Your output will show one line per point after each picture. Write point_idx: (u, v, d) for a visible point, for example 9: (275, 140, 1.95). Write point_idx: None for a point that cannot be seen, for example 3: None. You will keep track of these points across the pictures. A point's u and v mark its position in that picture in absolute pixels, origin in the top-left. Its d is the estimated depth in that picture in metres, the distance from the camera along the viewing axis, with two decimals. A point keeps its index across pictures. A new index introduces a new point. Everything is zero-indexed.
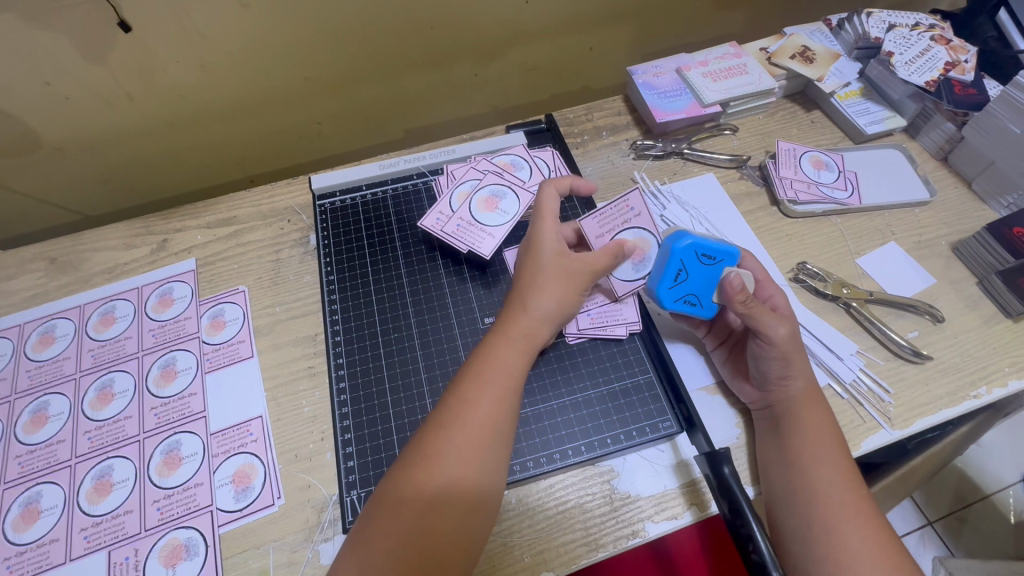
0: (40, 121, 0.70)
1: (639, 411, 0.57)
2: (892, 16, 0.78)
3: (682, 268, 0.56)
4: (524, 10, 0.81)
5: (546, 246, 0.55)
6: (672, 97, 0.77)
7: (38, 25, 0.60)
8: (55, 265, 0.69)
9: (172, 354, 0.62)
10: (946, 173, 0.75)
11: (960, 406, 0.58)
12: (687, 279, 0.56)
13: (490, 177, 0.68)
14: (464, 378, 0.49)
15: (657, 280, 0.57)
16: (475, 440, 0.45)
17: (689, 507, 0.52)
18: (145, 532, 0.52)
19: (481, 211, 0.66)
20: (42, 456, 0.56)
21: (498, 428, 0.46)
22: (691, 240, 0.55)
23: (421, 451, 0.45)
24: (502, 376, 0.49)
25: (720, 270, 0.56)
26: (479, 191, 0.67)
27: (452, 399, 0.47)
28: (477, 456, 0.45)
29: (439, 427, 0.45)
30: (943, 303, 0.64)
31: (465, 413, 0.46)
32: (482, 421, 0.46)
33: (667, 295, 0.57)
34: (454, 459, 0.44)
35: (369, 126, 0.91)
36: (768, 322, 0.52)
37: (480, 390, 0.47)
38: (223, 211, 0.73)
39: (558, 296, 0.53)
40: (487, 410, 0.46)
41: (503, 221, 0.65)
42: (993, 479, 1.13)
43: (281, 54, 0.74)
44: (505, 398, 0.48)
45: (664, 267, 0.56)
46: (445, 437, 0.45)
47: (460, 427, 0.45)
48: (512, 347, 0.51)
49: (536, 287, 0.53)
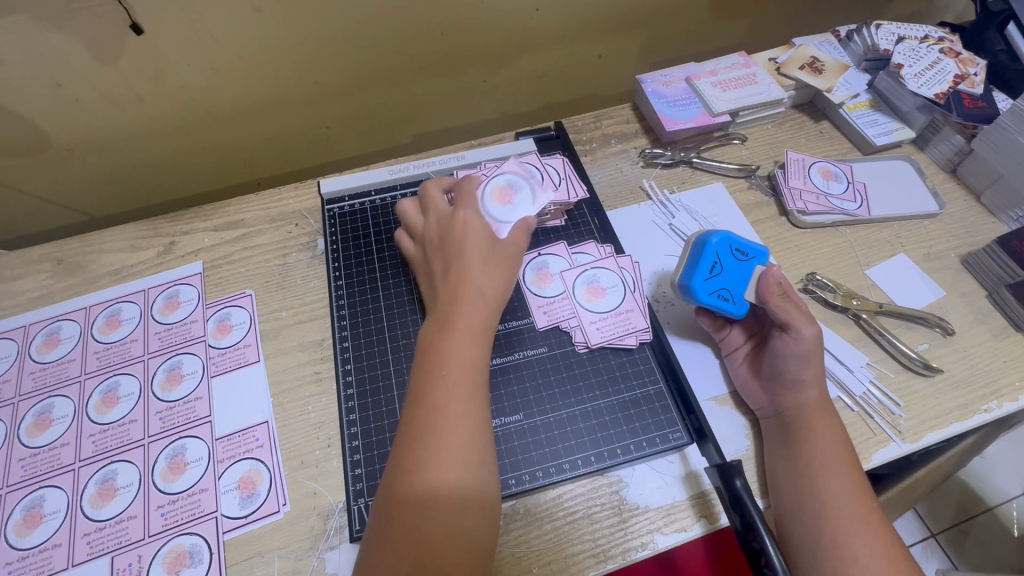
0: (49, 121, 0.70)
1: (648, 421, 0.57)
2: (902, 28, 0.79)
3: (717, 260, 0.57)
4: (535, 17, 0.82)
5: (476, 231, 0.56)
6: (681, 106, 0.77)
7: (51, 27, 0.60)
8: (62, 266, 0.69)
9: (178, 357, 0.61)
10: (954, 186, 0.75)
11: (971, 420, 0.57)
12: (722, 271, 0.57)
13: (505, 171, 0.66)
14: (426, 384, 0.47)
15: (691, 274, 0.57)
16: (455, 443, 0.44)
17: (698, 519, 0.52)
18: (148, 538, 0.51)
19: (495, 201, 0.61)
20: (45, 460, 0.55)
21: (474, 429, 0.46)
22: (723, 234, 0.57)
23: (405, 466, 0.44)
24: (466, 375, 0.48)
25: (752, 267, 0.58)
26: (493, 181, 0.64)
27: (420, 406, 0.46)
28: (461, 461, 0.44)
29: (416, 438, 0.45)
30: (952, 316, 0.64)
31: (440, 421, 0.45)
32: (456, 424, 0.45)
33: (702, 288, 0.57)
34: (438, 468, 0.43)
35: (378, 130, 0.92)
36: (798, 317, 0.53)
37: (448, 393, 0.46)
38: (231, 214, 0.73)
39: (499, 278, 0.54)
40: (460, 412, 0.46)
41: (515, 214, 0.61)
42: (997, 492, 1.12)
43: (291, 58, 0.74)
44: (472, 392, 0.47)
45: (701, 258, 0.57)
46: (426, 447, 0.44)
47: (439, 435, 0.44)
48: (467, 339, 0.50)
49: (479, 272, 0.54)
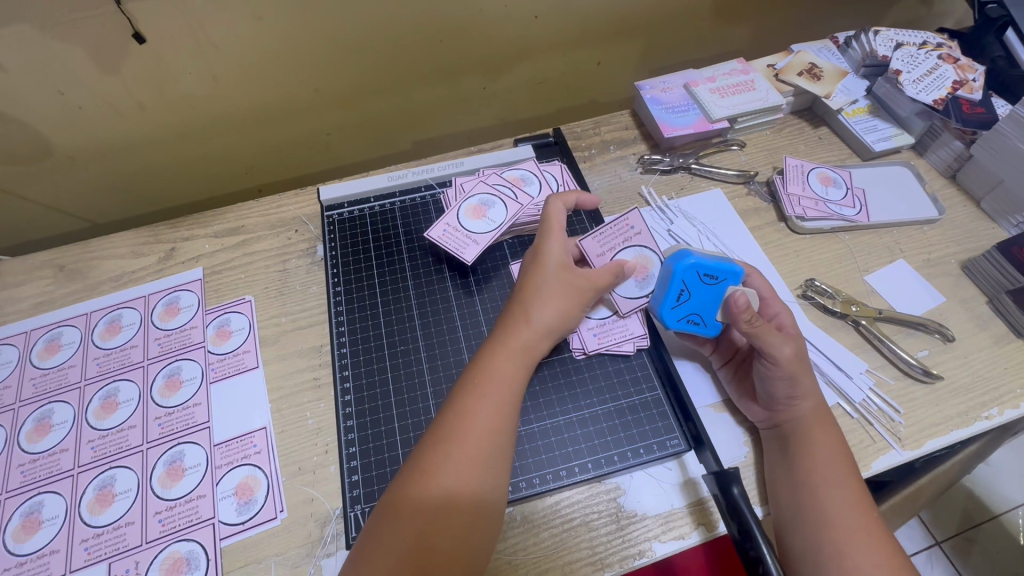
0: (52, 129, 0.71)
1: (647, 428, 0.57)
2: (900, 34, 0.78)
3: (684, 287, 0.56)
4: (533, 24, 0.82)
5: (552, 259, 0.55)
6: (679, 112, 0.78)
7: (54, 36, 0.61)
8: (63, 272, 0.69)
9: (177, 363, 0.62)
10: (954, 192, 0.74)
11: (972, 428, 0.57)
12: (690, 298, 0.56)
13: (480, 185, 0.69)
14: (461, 392, 0.48)
15: (660, 300, 0.58)
16: (476, 453, 0.45)
17: (696, 527, 0.51)
18: (146, 544, 0.51)
19: (468, 219, 0.66)
20: (44, 465, 0.56)
21: (497, 444, 0.46)
22: (693, 260, 0.55)
23: (419, 468, 0.44)
24: (502, 390, 0.48)
25: (723, 289, 0.56)
26: (468, 200, 0.67)
27: (449, 412, 0.47)
28: (475, 471, 0.44)
29: (439, 444, 0.45)
30: (952, 323, 0.64)
31: (467, 431, 0.45)
32: (480, 438, 0.45)
33: (671, 315, 0.57)
34: (452, 475, 0.43)
35: (379, 137, 0.92)
36: (773, 342, 0.51)
37: (480, 405, 0.47)
38: (231, 221, 0.73)
39: (558, 311, 0.53)
40: (486, 424, 0.46)
41: (489, 228, 0.65)
42: (1003, 499, 1.11)
43: (291, 66, 0.75)
44: (503, 409, 0.47)
45: (667, 286, 0.57)
46: (444, 454, 0.44)
47: (460, 444, 0.45)
48: (513, 360, 0.50)
49: (540, 300, 0.53)
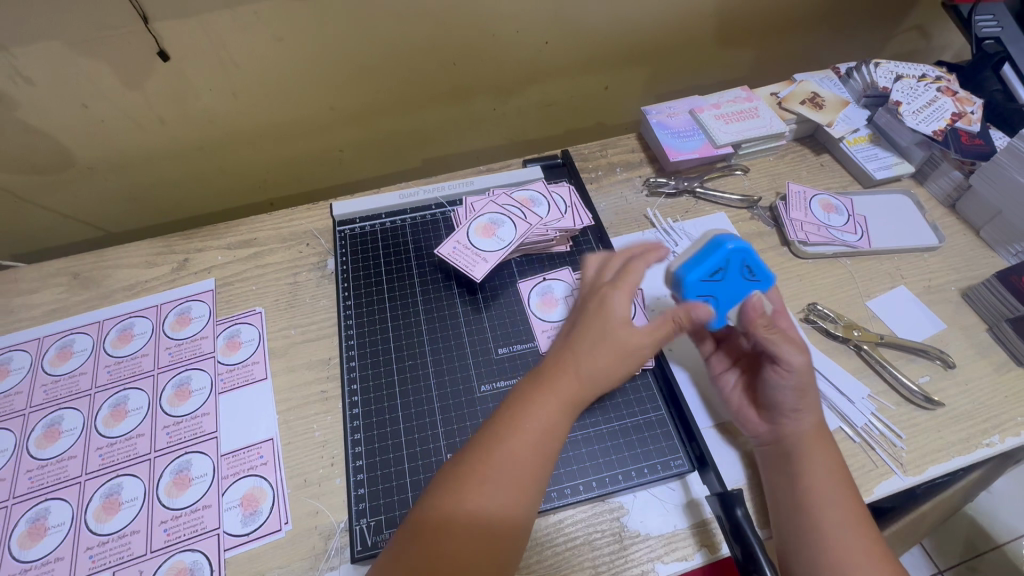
0: (74, 140, 0.73)
1: (652, 448, 0.57)
2: (900, 67, 0.81)
3: (723, 266, 0.55)
4: (544, 49, 0.85)
5: (615, 317, 0.52)
6: (685, 137, 0.80)
7: (82, 52, 0.63)
8: (78, 280, 0.71)
9: (187, 372, 0.63)
10: (954, 220, 0.76)
11: (974, 454, 0.57)
12: (722, 279, 0.55)
13: (490, 205, 0.70)
14: (506, 426, 0.48)
15: (690, 268, 0.55)
16: (521, 491, 0.45)
17: (699, 548, 0.52)
18: (151, 553, 0.52)
19: (478, 237, 0.68)
20: (53, 472, 0.56)
21: (537, 482, 0.47)
22: (743, 245, 0.54)
23: (461, 497, 0.44)
24: (548, 433, 0.48)
25: (749, 289, 0.57)
26: (478, 218, 0.69)
27: (494, 443, 0.47)
28: (515, 510, 0.45)
29: (482, 476, 0.45)
30: (953, 349, 0.65)
31: (511, 467, 0.46)
32: (525, 475, 0.46)
33: (694, 286, 0.55)
34: (496, 509, 0.44)
35: (391, 155, 0.94)
36: (786, 349, 0.52)
37: (527, 445, 0.47)
38: (244, 233, 0.75)
39: (611, 371, 0.51)
40: (530, 463, 0.46)
41: (498, 247, 0.67)
42: (1007, 529, 1.10)
43: (309, 84, 0.77)
44: (547, 450, 0.48)
45: (707, 259, 0.55)
46: (489, 486, 0.45)
47: (504, 478, 0.45)
48: (561, 406, 0.49)
49: (593, 356, 0.51)
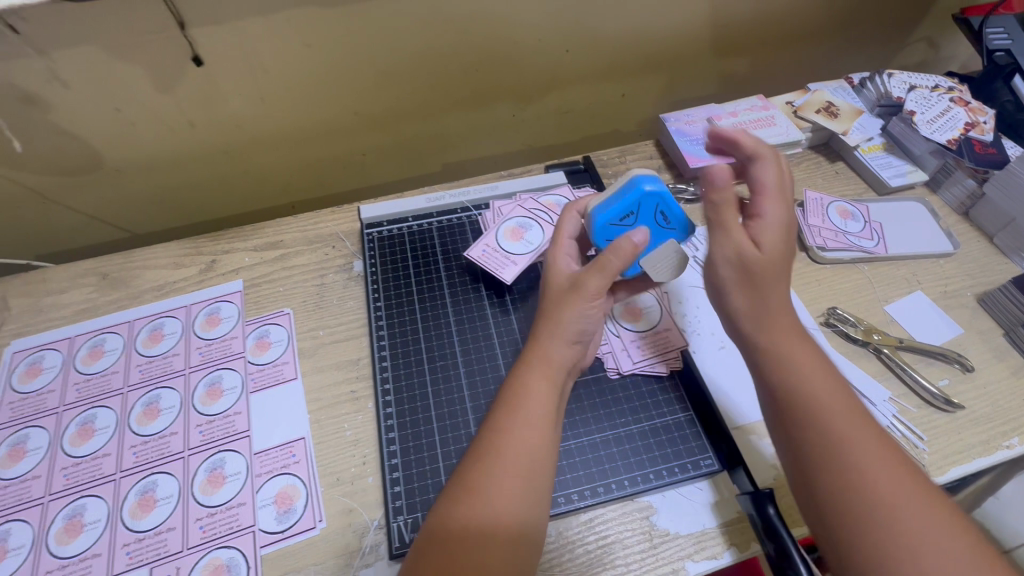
0: (105, 143, 0.74)
1: (681, 448, 0.58)
2: (913, 77, 0.83)
3: (635, 210, 0.59)
4: (564, 57, 0.86)
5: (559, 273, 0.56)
6: (703, 144, 0.81)
7: (119, 57, 0.65)
8: (106, 280, 0.71)
9: (218, 372, 0.63)
10: (968, 227, 0.77)
11: (994, 456, 0.58)
12: (634, 221, 0.60)
13: (517, 209, 0.72)
14: (496, 410, 0.50)
15: (603, 211, 0.59)
16: (518, 467, 0.46)
17: (728, 547, 0.53)
18: (187, 550, 0.52)
19: (507, 240, 0.69)
20: (87, 470, 0.57)
21: (538, 457, 0.47)
22: (658, 187, 0.58)
23: (464, 483, 0.46)
24: (537, 406, 0.49)
25: (666, 234, 0.61)
26: (506, 222, 0.71)
27: (489, 428, 0.49)
28: (516, 487, 0.45)
29: (480, 459, 0.46)
30: (971, 353, 0.66)
31: (506, 447, 0.47)
32: (520, 451, 0.47)
33: (605, 229, 0.59)
34: (497, 489, 0.45)
35: (411, 160, 0.96)
36: (731, 210, 0.51)
37: (516, 422, 0.48)
38: (271, 236, 0.76)
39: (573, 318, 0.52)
40: (525, 439, 0.47)
41: (526, 251, 0.68)
42: (1016, 534, 1.11)
43: (335, 89, 0.78)
44: (541, 425, 0.48)
45: (621, 202, 0.59)
46: (487, 468, 0.46)
47: (501, 460, 0.46)
48: (539, 375, 0.51)
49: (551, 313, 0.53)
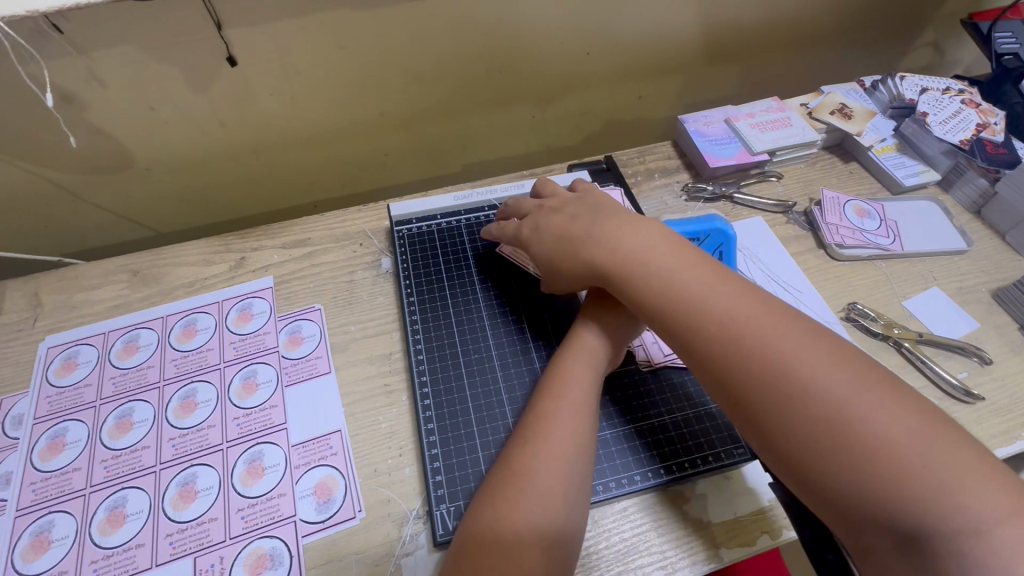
0: (136, 142, 0.75)
1: (714, 438, 0.59)
2: (924, 80, 0.85)
3: None
4: (585, 60, 0.88)
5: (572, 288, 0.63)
6: (721, 144, 0.83)
7: (156, 58, 0.66)
8: (137, 277, 0.72)
9: (253, 366, 0.64)
10: (980, 226, 0.79)
11: (1014, 446, 0.60)
12: None
13: None
14: (538, 397, 0.52)
15: None
16: (562, 447, 0.48)
17: (761, 535, 0.54)
18: (229, 540, 0.53)
19: None
20: (127, 461, 0.57)
21: (581, 440, 0.49)
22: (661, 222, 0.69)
23: (509, 464, 0.47)
24: (578, 393, 0.51)
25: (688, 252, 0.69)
26: None
27: (532, 414, 0.51)
28: (560, 466, 0.47)
29: (525, 441, 0.48)
30: (988, 347, 0.68)
31: (549, 429, 0.48)
32: (563, 433, 0.48)
33: None
34: (542, 469, 0.46)
35: (432, 160, 0.97)
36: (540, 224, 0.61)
37: (558, 407, 0.50)
38: (299, 233, 0.77)
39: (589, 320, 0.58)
40: (567, 422, 0.49)
41: None
42: None
43: (362, 90, 0.80)
44: (582, 409, 0.50)
45: None
46: (533, 450, 0.47)
47: (545, 441, 0.48)
48: (579, 366, 0.54)
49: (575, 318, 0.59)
